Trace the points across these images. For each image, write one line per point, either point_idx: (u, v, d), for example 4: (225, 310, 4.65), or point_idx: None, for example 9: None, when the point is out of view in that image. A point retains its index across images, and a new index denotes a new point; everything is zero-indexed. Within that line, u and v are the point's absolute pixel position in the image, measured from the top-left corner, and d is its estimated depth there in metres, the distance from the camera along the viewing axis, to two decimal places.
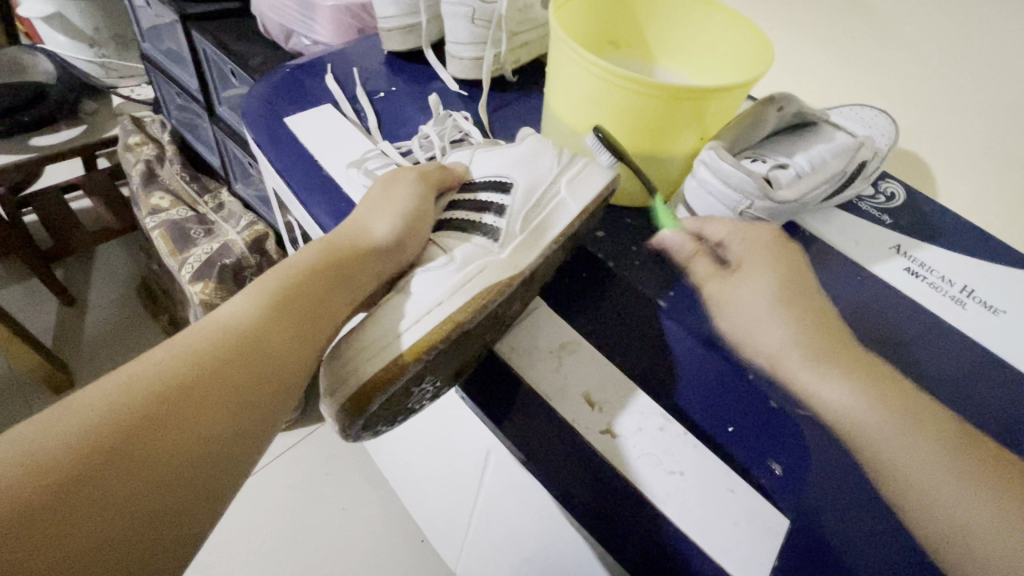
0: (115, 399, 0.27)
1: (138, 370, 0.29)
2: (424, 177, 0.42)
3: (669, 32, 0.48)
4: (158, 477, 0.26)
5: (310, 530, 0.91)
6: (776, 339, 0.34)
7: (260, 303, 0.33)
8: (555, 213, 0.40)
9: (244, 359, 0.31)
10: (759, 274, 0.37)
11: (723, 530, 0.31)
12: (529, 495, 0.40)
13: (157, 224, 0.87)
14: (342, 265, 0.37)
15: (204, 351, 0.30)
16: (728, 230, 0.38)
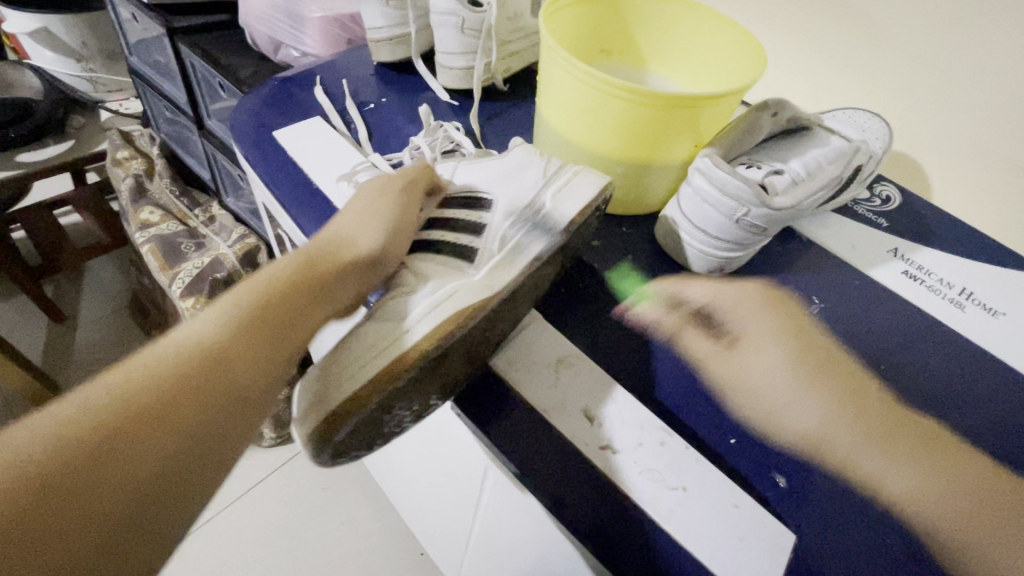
0: (65, 422, 0.25)
1: (91, 393, 0.26)
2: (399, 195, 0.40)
3: (658, 38, 0.48)
4: (114, 502, 0.25)
5: (307, 546, 0.90)
6: (810, 422, 0.35)
7: (236, 313, 0.32)
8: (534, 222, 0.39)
9: (208, 378, 0.29)
10: (770, 346, 0.38)
11: (728, 546, 0.31)
12: (528, 511, 0.39)
13: (147, 239, 0.85)
14: (318, 275, 0.35)
15: (167, 365, 0.28)
16: (707, 292, 0.41)
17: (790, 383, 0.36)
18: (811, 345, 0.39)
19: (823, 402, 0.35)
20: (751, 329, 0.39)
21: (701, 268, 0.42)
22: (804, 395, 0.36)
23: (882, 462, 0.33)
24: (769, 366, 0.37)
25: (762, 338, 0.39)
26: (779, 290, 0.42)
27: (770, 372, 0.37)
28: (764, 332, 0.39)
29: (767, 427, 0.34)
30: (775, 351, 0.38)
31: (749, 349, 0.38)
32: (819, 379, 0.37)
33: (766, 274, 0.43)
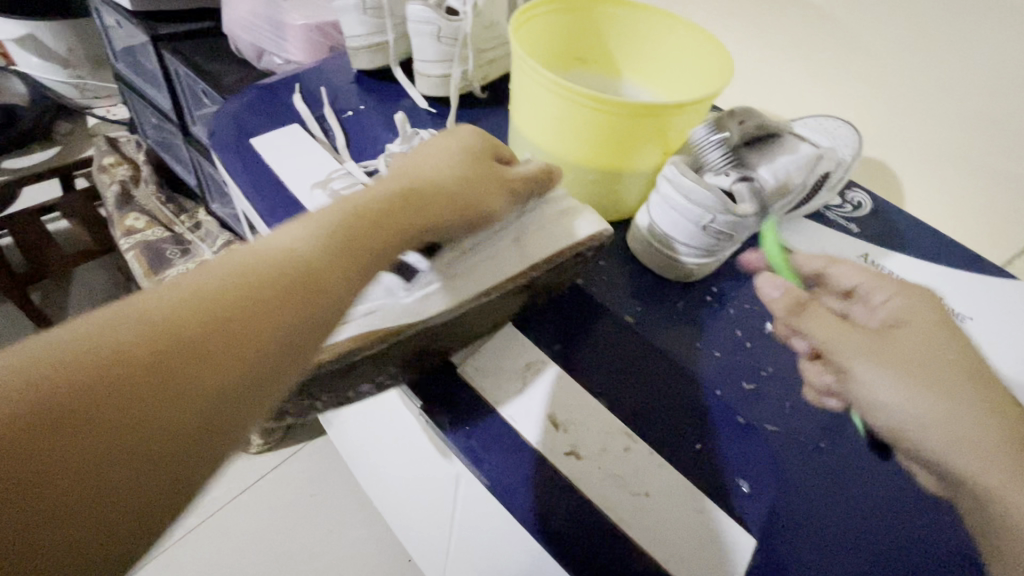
0: (79, 338, 0.18)
1: (119, 308, 0.19)
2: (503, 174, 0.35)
3: (632, 47, 0.49)
4: (130, 451, 0.18)
5: (294, 554, 0.91)
6: (941, 426, 0.26)
7: (331, 228, 0.25)
8: (516, 250, 0.35)
9: (262, 300, 0.21)
10: (894, 362, 0.27)
11: (690, 551, 0.31)
12: (498, 519, 0.39)
13: (132, 246, 0.85)
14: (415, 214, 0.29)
15: (225, 279, 0.21)
16: (859, 274, 0.31)
17: (914, 404, 0.26)
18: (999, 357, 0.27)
19: (953, 420, 0.26)
20: (870, 350, 0.27)
21: (671, 275, 0.42)
22: (939, 422, 0.26)
23: (845, 464, 0.34)
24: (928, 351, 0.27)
25: (885, 355, 0.27)
26: (750, 296, 0.43)
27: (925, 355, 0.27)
28: (898, 351, 0.27)
29: (731, 431, 0.35)
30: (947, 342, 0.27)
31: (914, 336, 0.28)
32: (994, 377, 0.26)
33: (737, 280, 0.44)
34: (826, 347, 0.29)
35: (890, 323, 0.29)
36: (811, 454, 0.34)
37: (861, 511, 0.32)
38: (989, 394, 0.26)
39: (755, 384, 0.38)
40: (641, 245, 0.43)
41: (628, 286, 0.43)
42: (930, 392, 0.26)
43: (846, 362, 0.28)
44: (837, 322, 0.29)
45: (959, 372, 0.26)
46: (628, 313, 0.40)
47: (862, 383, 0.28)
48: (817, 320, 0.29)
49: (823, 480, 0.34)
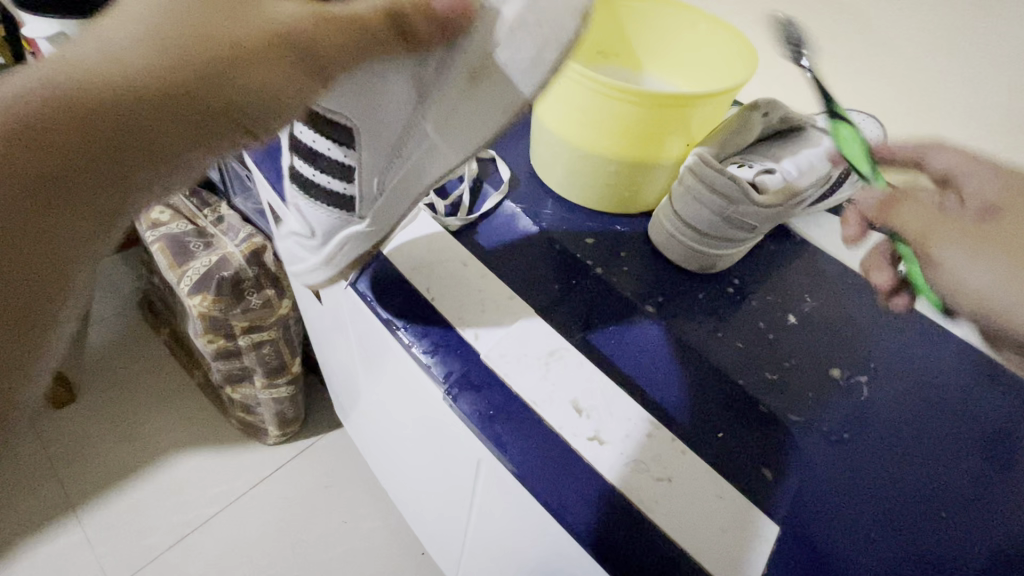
0: None
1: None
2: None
3: (655, 41, 0.49)
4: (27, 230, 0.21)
5: (309, 543, 0.93)
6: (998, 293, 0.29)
7: (154, 62, 0.24)
8: (439, 133, 0.36)
9: (122, 104, 0.23)
10: (1000, 245, 0.29)
11: (710, 536, 0.31)
12: (515, 502, 0.40)
13: (156, 239, 0.87)
14: (253, 59, 0.26)
15: (5, 118, 0.21)
16: (952, 160, 0.37)
17: (1000, 286, 0.29)
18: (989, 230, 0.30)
19: (1015, 273, 0.28)
20: (971, 236, 0.30)
21: (692, 266, 0.42)
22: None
23: (866, 453, 0.34)
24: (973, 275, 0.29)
25: (982, 245, 0.29)
26: (771, 287, 0.43)
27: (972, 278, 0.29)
28: (989, 237, 0.30)
29: (755, 419, 0.35)
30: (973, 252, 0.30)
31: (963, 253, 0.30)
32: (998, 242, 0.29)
33: (758, 272, 0.44)
34: (920, 237, 0.31)
35: (986, 213, 0.31)
36: (832, 444, 0.35)
37: (882, 500, 0.33)
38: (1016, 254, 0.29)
39: (778, 375, 0.38)
40: (662, 236, 0.43)
41: (649, 276, 0.43)
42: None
43: (934, 250, 0.30)
44: (932, 212, 0.31)
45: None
46: (648, 303, 0.41)
47: (948, 269, 0.30)
48: (909, 211, 0.32)
49: (844, 469, 0.34)
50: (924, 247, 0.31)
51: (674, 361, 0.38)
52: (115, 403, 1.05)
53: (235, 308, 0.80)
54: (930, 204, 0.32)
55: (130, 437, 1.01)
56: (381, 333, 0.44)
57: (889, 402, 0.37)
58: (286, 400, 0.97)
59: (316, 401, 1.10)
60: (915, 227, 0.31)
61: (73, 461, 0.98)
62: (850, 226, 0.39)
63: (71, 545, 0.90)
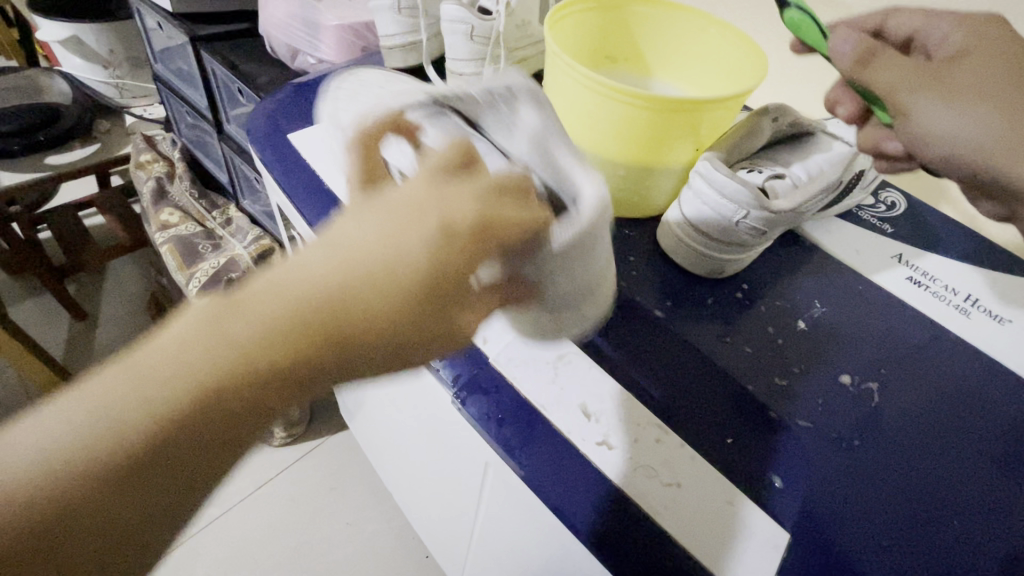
0: (255, 344, 0.21)
1: (297, 304, 0.21)
2: (503, 214, 0.24)
3: (664, 46, 0.49)
4: (256, 415, 0.22)
5: (314, 545, 0.93)
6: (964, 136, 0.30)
7: (425, 272, 0.23)
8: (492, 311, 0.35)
9: (370, 316, 0.22)
10: (973, 92, 0.30)
11: (719, 543, 0.31)
12: (522, 506, 0.40)
13: (166, 240, 0.87)
14: (466, 292, 0.25)
15: (296, 324, 0.21)
16: (919, 21, 0.35)
17: (978, 128, 0.30)
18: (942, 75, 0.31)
19: (979, 115, 0.30)
20: (941, 83, 0.31)
21: (701, 271, 0.42)
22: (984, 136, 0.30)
23: (879, 461, 0.34)
24: (945, 123, 0.30)
25: (953, 93, 0.30)
26: (780, 292, 0.43)
27: (945, 127, 0.30)
28: (958, 83, 0.30)
29: (765, 425, 0.35)
30: (946, 98, 0.30)
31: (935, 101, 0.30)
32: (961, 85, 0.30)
33: (767, 277, 0.44)
34: (891, 88, 0.31)
35: (951, 58, 0.32)
36: (844, 451, 0.34)
37: (895, 508, 0.32)
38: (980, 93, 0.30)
39: (787, 381, 0.37)
40: (670, 241, 0.43)
41: (658, 281, 0.43)
42: (1001, 119, 0.30)
43: (906, 101, 0.31)
44: (906, 66, 0.31)
45: (1015, 85, 0.30)
46: (657, 308, 0.41)
47: (924, 118, 0.30)
48: (883, 66, 0.31)
49: (856, 477, 0.33)
50: (897, 101, 0.31)
51: (682, 364, 0.38)
52: None
53: None
54: (901, 55, 0.31)
55: None
56: None
57: (901, 409, 0.37)
58: None
59: (321, 402, 1.11)
60: (887, 81, 0.31)
61: None
62: (840, 104, 0.37)
63: None
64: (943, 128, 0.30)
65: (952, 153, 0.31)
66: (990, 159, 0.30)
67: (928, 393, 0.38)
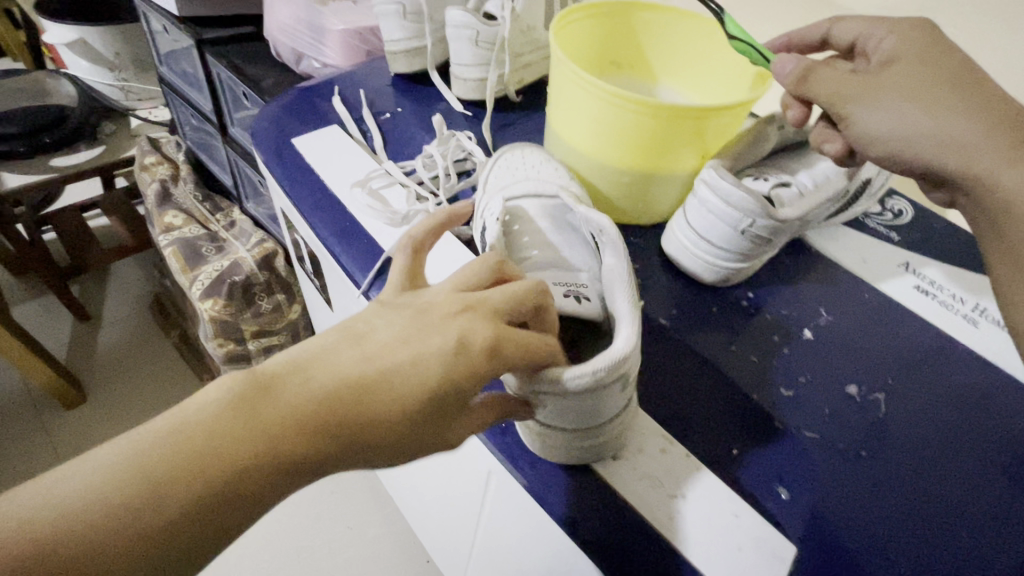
0: (271, 433, 0.23)
1: (312, 398, 0.24)
2: (515, 337, 0.27)
3: (670, 52, 0.49)
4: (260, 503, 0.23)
5: (315, 549, 0.93)
6: (900, 131, 0.29)
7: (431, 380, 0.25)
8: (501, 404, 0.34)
9: (379, 415, 0.24)
10: (908, 92, 0.29)
11: (726, 555, 0.30)
12: (525, 515, 0.40)
13: (170, 242, 0.86)
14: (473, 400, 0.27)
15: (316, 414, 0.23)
16: (859, 28, 0.34)
17: (907, 128, 0.29)
18: (879, 78, 0.31)
19: (918, 111, 0.29)
20: (870, 87, 0.30)
21: (706, 279, 0.42)
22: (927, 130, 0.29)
23: (887, 473, 0.34)
24: (881, 120, 0.30)
25: (887, 94, 0.30)
26: (786, 301, 0.43)
27: (882, 125, 0.30)
28: (888, 86, 0.30)
29: (771, 435, 0.35)
30: (879, 98, 0.30)
31: (867, 102, 0.30)
32: (898, 83, 0.30)
33: (773, 286, 0.43)
34: (832, 98, 0.31)
35: (886, 62, 0.31)
36: (851, 462, 0.34)
37: (903, 520, 0.32)
38: (919, 89, 0.29)
39: (793, 391, 0.37)
40: (675, 249, 0.43)
41: (662, 289, 0.43)
42: (928, 115, 0.29)
43: (845, 108, 0.31)
44: (844, 76, 0.32)
45: (948, 82, 0.29)
46: (662, 316, 0.41)
47: (860, 123, 0.30)
48: (821, 80, 0.32)
49: (863, 488, 0.33)
50: (839, 109, 0.31)
51: (687, 373, 0.38)
52: (124, 405, 1.07)
53: (246, 312, 0.82)
54: (839, 68, 0.32)
55: None
56: None
57: (908, 419, 0.37)
58: None
59: None
60: (827, 94, 0.31)
61: None
62: (791, 109, 0.36)
63: None
64: (877, 129, 0.30)
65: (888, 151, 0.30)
66: (919, 154, 0.29)
67: (935, 404, 0.38)
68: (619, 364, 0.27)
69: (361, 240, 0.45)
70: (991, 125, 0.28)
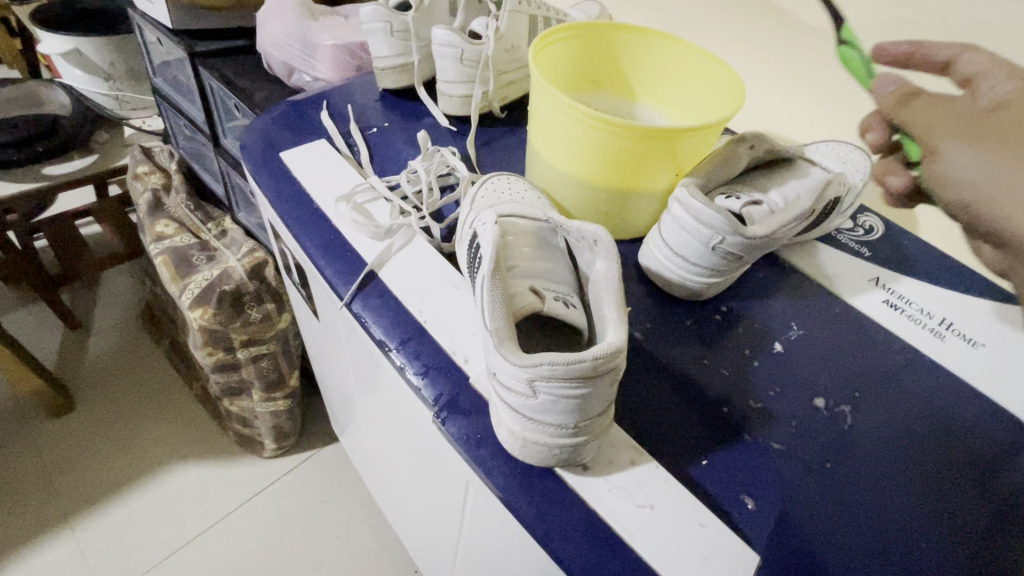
0: None
1: None
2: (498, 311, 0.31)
3: (648, 72, 0.50)
4: None
5: (303, 559, 0.93)
6: (978, 184, 0.29)
7: None
8: (499, 420, 0.33)
9: None
10: (1000, 146, 0.29)
11: (691, 564, 0.31)
12: (504, 526, 0.40)
13: (160, 251, 0.87)
14: None
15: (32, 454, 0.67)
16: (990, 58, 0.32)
17: (991, 178, 0.29)
18: (980, 121, 0.30)
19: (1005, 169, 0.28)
20: (967, 129, 0.30)
21: (680, 293, 0.43)
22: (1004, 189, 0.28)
23: (851, 483, 0.35)
24: (963, 168, 0.29)
25: (978, 138, 0.29)
26: (760, 313, 0.44)
27: (964, 173, 0.29)
28: (985, 133, 0.29)
29: (741, 447, 0.36)
30: (974, 145, 0.29)
31: (959, 145, 0.30)
32: (999, 135, 0.29)
33: (746, 299, 0.45)
34: (924, 130, 0.31)
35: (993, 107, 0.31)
36: (815, 473, 0.35)
37: (864, 530, 0.33)
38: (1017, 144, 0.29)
39: (763, 403, 0.38)
40: (651, 263, 0.44)
41: (639, 302, 0.44)
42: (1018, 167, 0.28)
43: (938, 143, 0.30)
44: (941, 112, 0.31)
45: None
46: (639, 330, 0.42)
47: (947, 158, 0.30)
48: (917, 108, 0.31)
49: (828, 498, 0.34)
50: (929, 143, 0.31)
51: (660, 386, 0.39)
52: (112, 413, 1.06)
53: (234, 322, 0.81)
54: (942, 102, 0.31)
55: (126, 448, 1.02)
56: (374, 352, 0.45)
57: (873, 430, 0.38)
58: (282, 414, 0.97)
59: (313, 414, 1.11)
60: (923, 125, 0.31)
61: (69, 469, 0.99)
62: (873, 131, 0.36)
63: (62, 557, 0.90)
64: (959, 173, 0.29)
65: (961, 199, 0.30)
66: (1001, 207, 0.29)
67: (901, 415, 0.39)
68: (613, 354, 0.28)
69: (346, 254, 0.46)
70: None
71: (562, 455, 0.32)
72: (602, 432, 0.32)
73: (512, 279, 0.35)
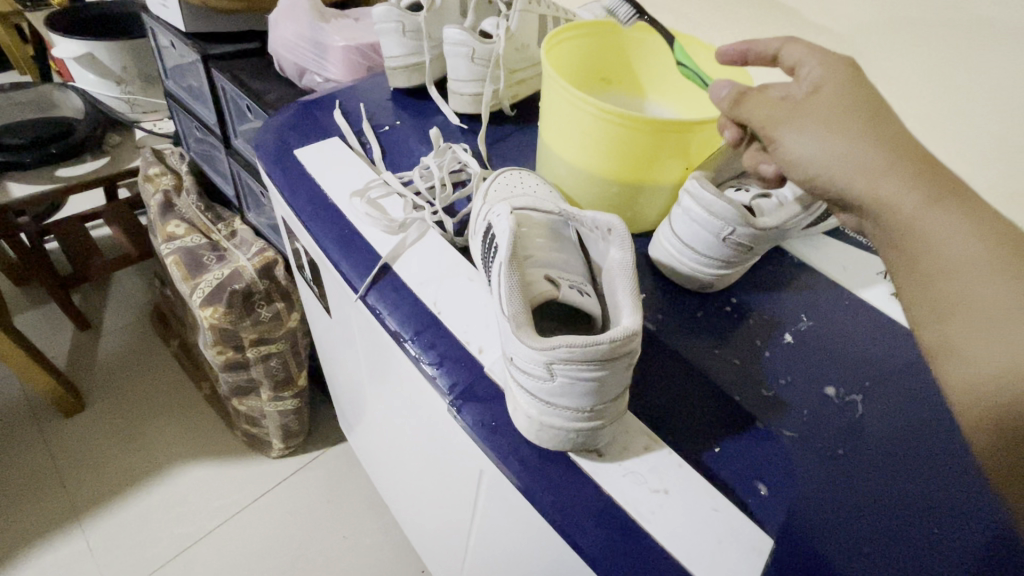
0: None
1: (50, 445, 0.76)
2: (516, 300, 0.31)
3: (657, 70, 0.51)
4: None
5: (312, 558, 0.94)
6: (817, 164, 0.30)
7: None
8: (516, 407, 0.34)
9: None
10: (828, 121, 0.30)
11: (708, 548, 0.31)
12: (515, 515, 0.41)
13: (171, 251, 0.88)
14: None
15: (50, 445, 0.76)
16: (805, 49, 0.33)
17: (830, 155, 0.30)
18: (809, 103, 0.31)
19: (839, 146, 0.29)
20: (795, 113, 0.31)
21: (690, 285, 0.44)
22: (840, 164, 0.29)
23: (861, 469, 0.35)
24: (804, 150, 0.30)
25: (812, 120, 0.31)
26: (769, 305, 0.44)
27: (805, 154, 0.30)
28: (815, 114, 0.31)
29: (753, 435, 0.36)
30: (810, 127, 0.30)
31: (792, 130, 0.31)
32: (834, 113, 0.30)
33: (756, 291, 0.45)
34: (764, 121, 0.32)
35: (812, 89, 0.32)
36: (825, 461, 0.35)
37: (877, 517, 0.33)
38: (847, 120, 0.30)
39: (775, 392, 0.38)
40: (662, 257, 0.44)
41: (650, 295, 0.44)
42: (845, 142, 0.29)
43: (776, 132, 0.32)
44: (775, 102, 0.32)
45: (860, 117, 0.30)
46: (651, 322, 0.42)
47: (786, 147, 0.31)
48: (754, 103, 0.33)
49: (839, 484, 0.34)
50: (770, 133, 0.32)
51: (672, 376, 0.39)
52: (122, 413, 1.07)
53: (245, 320, 0.82)
54: (772, 92, 0.33)
55: (135, 447, 1.03)
56: (388, 345, 0.45)
57: (884, 419, 0.38)
58: (290, 413, 0.98)
59: (320, 415, 1.12)
60: (762, 117, 0.32)
61: (80, 469, 1.00)
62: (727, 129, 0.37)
63: (72, 555, 0.91)
64: (800, 155, 0.31)
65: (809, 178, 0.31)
66: (838, 181, 0.30)
67: (910, 403, 0.39)
68: (630, 337, 0.29)
69: (361, 248, 0.46)
70: (895, 156, 0.29)
71: (578, 440, 0.32)
72: (615, 420, 0.33)
73: (528, 269, 0.35)
